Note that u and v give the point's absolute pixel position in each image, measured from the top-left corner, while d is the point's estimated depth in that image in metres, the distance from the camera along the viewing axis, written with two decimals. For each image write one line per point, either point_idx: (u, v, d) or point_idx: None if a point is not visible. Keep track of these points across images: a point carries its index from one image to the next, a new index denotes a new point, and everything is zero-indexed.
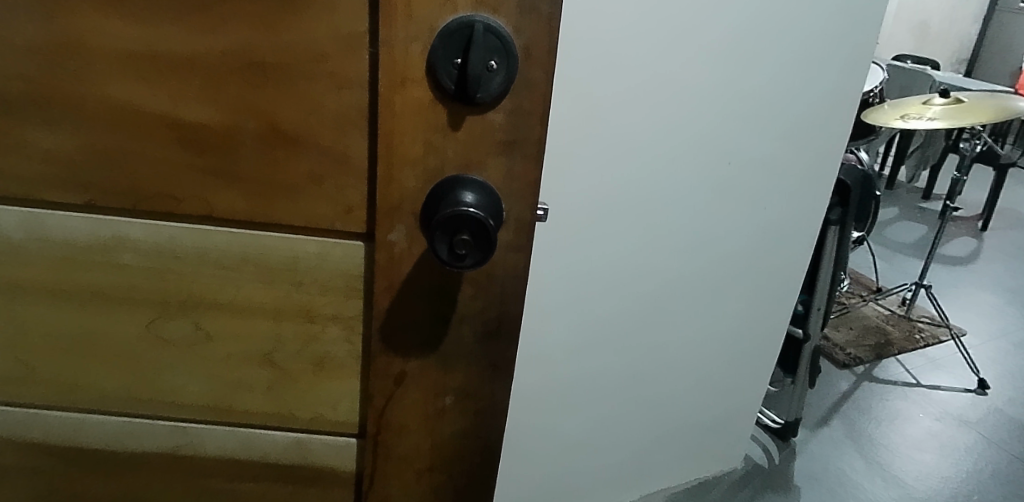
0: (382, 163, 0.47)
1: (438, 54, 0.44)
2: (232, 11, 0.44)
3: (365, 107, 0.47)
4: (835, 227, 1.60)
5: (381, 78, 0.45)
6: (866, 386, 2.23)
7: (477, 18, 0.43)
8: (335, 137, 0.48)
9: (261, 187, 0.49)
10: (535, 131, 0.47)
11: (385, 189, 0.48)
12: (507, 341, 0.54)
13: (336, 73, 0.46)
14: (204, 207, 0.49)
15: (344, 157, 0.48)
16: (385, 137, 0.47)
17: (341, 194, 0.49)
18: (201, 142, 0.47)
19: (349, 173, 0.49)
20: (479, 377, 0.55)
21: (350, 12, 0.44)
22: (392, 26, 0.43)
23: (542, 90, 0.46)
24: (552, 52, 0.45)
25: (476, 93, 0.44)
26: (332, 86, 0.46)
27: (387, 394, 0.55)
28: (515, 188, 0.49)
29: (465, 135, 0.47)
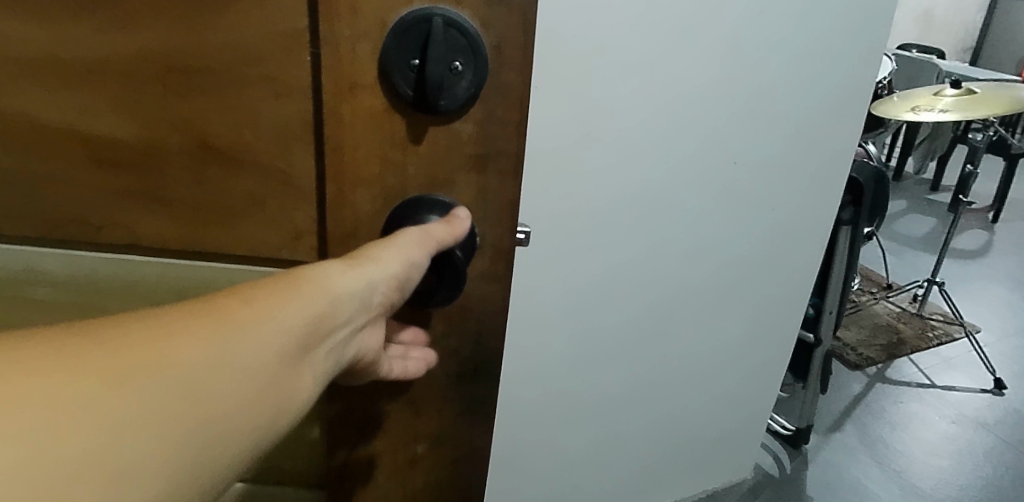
0: (332, 184, 0.40)
1: (391, 54, 0.37)
2: (147, 7, 0.37)
3: (310, 118, 0.40)
4: (847, 227, 1.52)
5: (325, 84, 0.38)
6: (879, 388, 2.15)
7: (436, 10, 0.36)
8: (275, 153, 0.41)
9: (195, 212, 0.42)
10: (511, 143, 0.40)
11: (337, 212, 0.41)
12: (486, 379, 0.47)
13: (273, 77, 0.39)
14: (128, 237, 0.42)
15: (288, 176, 0.41)
16: (333, 152, 0.40)
17: (286, 217, 0.42)
18: (119, 161, 0.40)
19: (294, 193, 0.42)
20: (456, 421, 0.48)
21: (285, 6, 0.37)
22: (334, 20, 0.36)
23: (518, 95, 0.39)
24: (528, 48, 0.38)
25: (438, 100, 0.38)
26: (270, 93, 0.39)
27: (351, 443, 0.48)
28: (489, 210, 0.42)
29: (429, 149, 0.40)
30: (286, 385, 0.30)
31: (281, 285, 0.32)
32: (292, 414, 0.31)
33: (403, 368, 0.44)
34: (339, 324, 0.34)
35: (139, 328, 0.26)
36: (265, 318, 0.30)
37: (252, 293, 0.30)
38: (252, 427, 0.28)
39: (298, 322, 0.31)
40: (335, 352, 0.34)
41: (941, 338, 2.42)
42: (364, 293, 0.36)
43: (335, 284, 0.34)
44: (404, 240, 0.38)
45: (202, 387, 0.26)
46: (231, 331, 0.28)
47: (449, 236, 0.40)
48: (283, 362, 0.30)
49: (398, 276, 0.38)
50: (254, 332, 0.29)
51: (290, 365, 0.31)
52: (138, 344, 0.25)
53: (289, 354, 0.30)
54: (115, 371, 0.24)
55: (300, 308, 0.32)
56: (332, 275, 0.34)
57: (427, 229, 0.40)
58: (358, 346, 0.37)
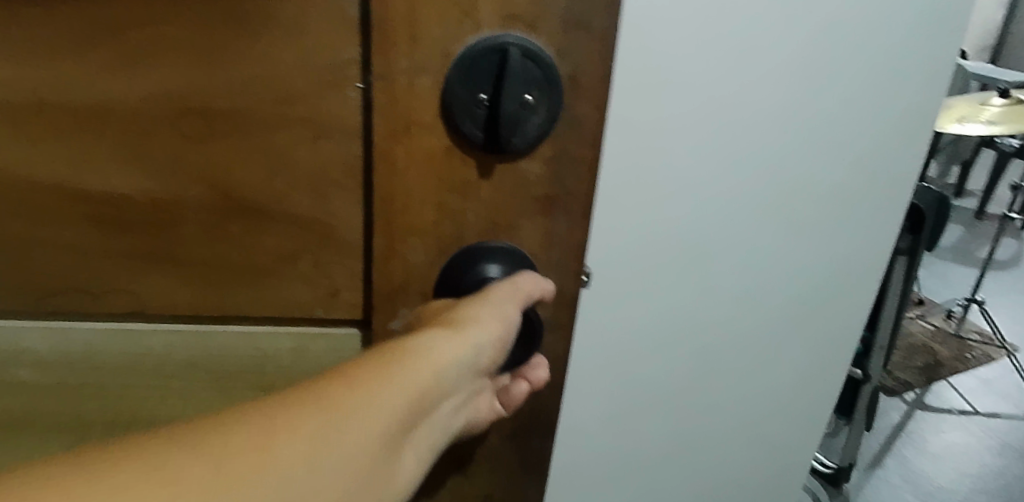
0: (380, 234, 0.35)
1: (455, 88, 0.32)
2: (154, 40, 0.31)
3: (354, 163, 0.34)
4: (904, 256, 1.45)
5: (376, 124, 0.32)
6: (919, 416, 2.04)
7: (510, 39, 0.31)
8: (311, 205, 0.35)
9: (218, 271, 0.36)
10: (584, 183, 0.35)
11: (384, 266, 0.36)
12: (543, 437, 0.42)
13: (308, 116, 0.33)
14: (138, 300, 0.37)
15: (326, 227, 0.35)
16: (380, 199, 0.34)
17: (323, 273, 0.36)
18: (123, 221, 0.35)
19: (333, 246, 0.36)
20: (510, 484, 0.43)
21: (325, 37, 0.31)
22: (389, 52, 0.31)
23: (594, 129, 0.33)
24: (608, 79, 0.33)
25: (509, 140, 0.32)
26: (305, 135, 0.33)
27: None
28: (557, 256, 0.37)
29: (490, 193, 0.34)
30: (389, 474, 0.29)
31: (369, 372, 0.29)
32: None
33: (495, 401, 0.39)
34: (428, 405, 0.32)
35: (238, 436, 0.24)
36: (367, 410, 0.28)
37: (355, 375, 0.29)
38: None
39: (388, 418, 0.29)
40: (424, 434, 0.32)
41: (979, 359, 2.31)
42: (455, 365, 0.33)
43: (425, 363, 0.31)
44: (493, 298, 0.34)
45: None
46: (319, 443, 0.26)
47: (537, 290, 0.35)
48: (374, 468, 0.28)
49: (493, 338, 0.34)
50: (343, 437, 0.27)
51: (389, 456, 0.29)
52: (242, 454, 0.24)
53: (389, 446, 0.29)
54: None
55: (391, 398, 0.29)
56: (422, 351, 0.32)
57: (519, 279, 0.35)
58: (450, 419, 0.34)
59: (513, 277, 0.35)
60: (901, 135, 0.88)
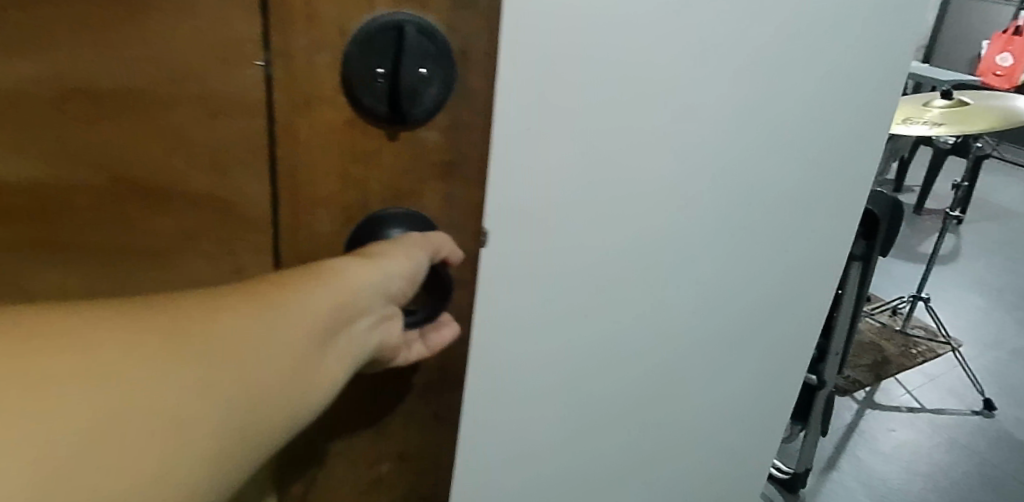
0: (286, 206, 0.37)
1: (354, 63, 0.35)
2: (43, 24, 0.31)
3: (260, 139, 0.36)
4: (858, 262, 1.54)
5: (278, 98, 0.34)
6: (870, 415, 2.09)
7: (404, 18, 0.35)
8: (211, 183, 0.36)
9: (114, 256, 0.36)
10: (477, 149, 0.39)
11: (290, 238, 0.38)
12: (452, 388, 0.46)
13: (205, 94, 0.34)
14: (21, 292, 0.36)
15: (228, 204, 0.37)
16: (286, 172, 0.36)
17: (227, 250, 0.38)
18: (12, 205, 0.34)
19: (235, 222, 0.37)
20: (424, 434, 0.46)
21: (223, 17, 0.33)
22: (287, 31, 0.33)
23: (484, 99, 0.38)
24: (494, 51, 0.37)
25: (409, 109, 0.36)
26: (202, 112, 0.35)
27: (310, 480, 0.45)
28: (456, 218, 0.40)
29: (392, 161, 0.38)
30: (315, 365, 0.35)
31: (292, 280, 0.35)
32: (307, 404, 0.34)
33: (419, 345, 0.42)
34: (349, 318, 0.37)
35: (190, 305, 0.30)
36: (294, 304, 0.34)
37: (283, 279, 0.35)
38: (269, 418, 0.32)
39: (307, 319, 0.34)
40: (347, 345, 0.37)
41: (925, 355, 2.35)
42: (376, 291, 0.37)
43: (345, 282, 0.36)
44: (407, 239, 0.38)
45: (221, 381, 0.30)
46: (243, 328, 0.31)
47: (442, 245, 0.40)
48: (302, 353, 0.34)
49: (410, 275, 0.39)
50: (265, 326, 0.32)
51: (315, 349, 0.35)
52: (192, 317, 0.30)
53: (314, 338, 0.34)
54: (147, 368, 0.27)
55: (310, 303, 0.34)
56: (344, 271, 0.36)
57: (429, 235, 0.39)
58: (372, 340, 0.39)
59: (425, 233, 0.39)
60: (839, 138, 0.89)
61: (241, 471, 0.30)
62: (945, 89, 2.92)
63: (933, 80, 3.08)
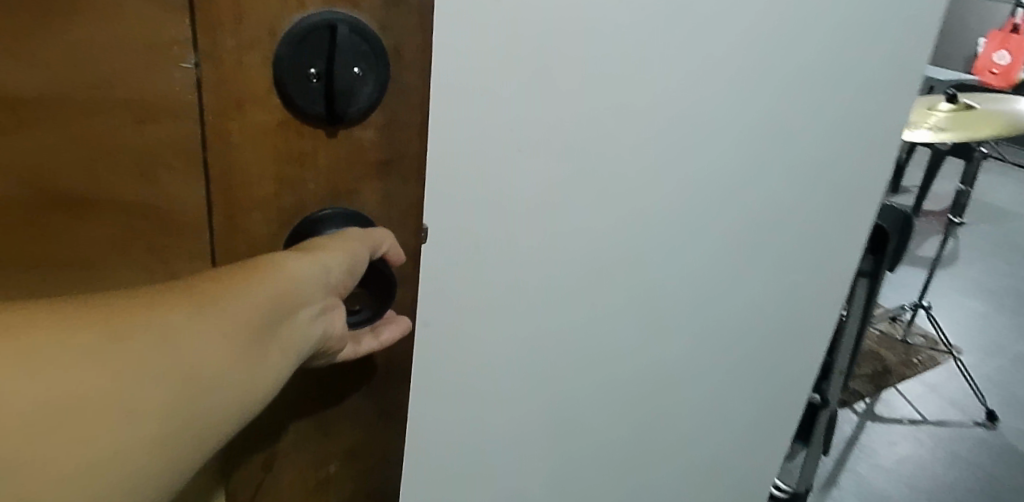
0: (221, 211, 0.37)
1: (285, 64, 0.34)
2: None
3: (192, 144, 0.35)
4: (866, 278, 1.47)
5: (208, 102, 0.34)
6: (870, 428, 2.04)
7: (336, 16, 0.34)
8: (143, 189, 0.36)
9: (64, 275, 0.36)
10: (414, 145, 0.39)
11: (227, 242, 0.38)
12: (398, 384, 0.46)
13: (132, 99, 0.34)
14: None
15: (161, 211, 0.36)
16: (219, 177, 0.36)
17: (162, 257, 0.37)
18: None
19: (169, 228, 0.37)
20: (370, 431, 0.47)
21: (145, 21, 0.32)
22: (214, 30, 0.33)
23: (419, 96, 0.38)
24: (428, 49, 0.37)
25: (345, 109, 0.36)
26: (130, 118, 0.34)
27: (256, 484, 0.45)
28: (396, 214, 0.41)
29: (329, 161, 0.38)
30: (259, 359, 0.34)
31: (231, 276, 0.34)
32: (256, 394, 0.34)
33: (369, 338, 0.42)
34: (297, 309, 0.36)
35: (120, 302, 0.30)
36: (233, 299, 0.33)
37: (224, 274, 0.34)
38: (213, 407, 0.32)
39: (253, 311, 0.34)
40: (297, 338, 0.37)
41: (926, 364, 2.32)
42: (321, 284, 0.37)
43: (291, 275, 0.36)
44: (351, 234, 0.38)
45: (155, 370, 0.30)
46: (184, 319, 0.31)
47: (381, 239, 0.40)
48: (244, 347, 0.33)
49: (355, 268, 0.38)
50: (207, 319, 0.32)
51: (259, 343, 0.34)
52: (121, 313, 0.30)
53: (257, 332, 0.34)
54: (73, 356, 0.27)
55: (256, 294, 0.34)
56: (291, 263, 0.36)
57: (369, 233, 0.39)
58: (321, 332, 0.38)
59: (369, 229, 0.39)
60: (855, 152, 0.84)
61: (179, 459, 0.31)
62: (945, 91, 2.89)
63: (934, 81, 3.04)
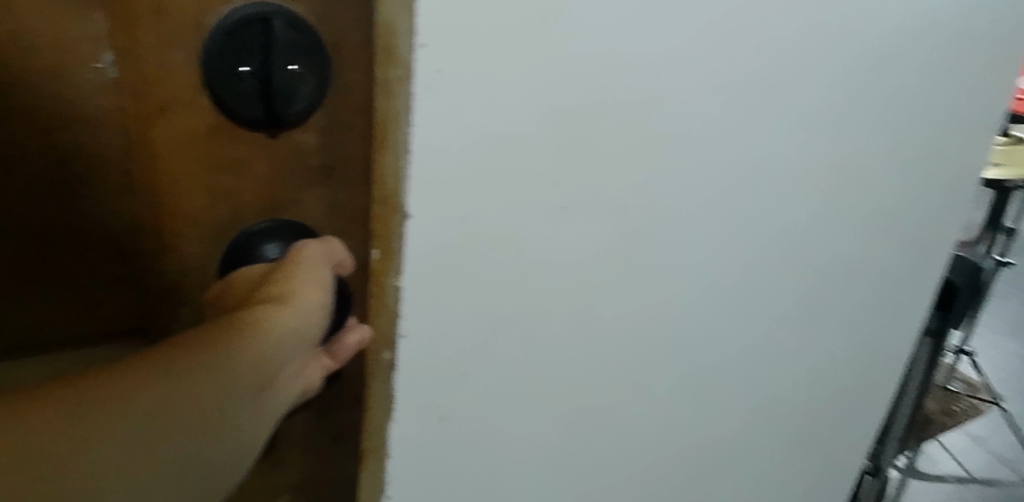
0: (149, 227, 0.35)
1: (214, 63, 0.32)
2: None
3: (114, 155, 0.33)
4: (931, 338, 1.20)
5: (128, 106, 0.32)
6: (913, 487, 1.91)
7: (271, 10, 0.32)
8: (59, 210, 0.33)
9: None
10: (358, 149, 0.36)
11: (156, 261, 0.36)
12: (349, 411, 0.42)
13: (45, 109, 0.31)
14: None
15: (80, 235, 0.34)
16: (144, 190, 0.34)
17: (83, 285, 0.35)
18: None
19: (90, 252, 0.35)
20: (321, 461, 0.43)
21: (53, 18, 0.30)
22: (136, 26, 0.30)
23: (361, 95, 0.35)
24: (370, 48, 0.34)
25: (285, 109, 0.33)
26: (41, 127, 0.31)
27: None
28: (342, 225, 0.38)
29: (266, 168, 0.35)
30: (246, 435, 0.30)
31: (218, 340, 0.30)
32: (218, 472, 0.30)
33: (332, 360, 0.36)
34: (278, 371, 0.32)
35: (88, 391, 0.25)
36: (220, 369, 0.29)
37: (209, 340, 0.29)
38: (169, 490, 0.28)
39: (232, 384, 0.29)
40: (269, 405, 0.32)
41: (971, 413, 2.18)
42: (296, 338, 0.33)
43: (268, 332, 0.31)
44: (316, 261, 0.35)
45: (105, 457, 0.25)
46: (150, 396, 0.27)
47: (340, 255, 0.37)
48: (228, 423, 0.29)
49: (324, 307, 0.34)
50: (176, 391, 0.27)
51: (245, 418, 0.30)
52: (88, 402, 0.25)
53: (242, 405, 0.30)
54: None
55: (234, 361, 0.29)
56: (269, 319, 0.31)
57: (327, 243, 0.36)
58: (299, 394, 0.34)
59: (325, 240, 0.36)
60: None
61: None
62: None
63: None
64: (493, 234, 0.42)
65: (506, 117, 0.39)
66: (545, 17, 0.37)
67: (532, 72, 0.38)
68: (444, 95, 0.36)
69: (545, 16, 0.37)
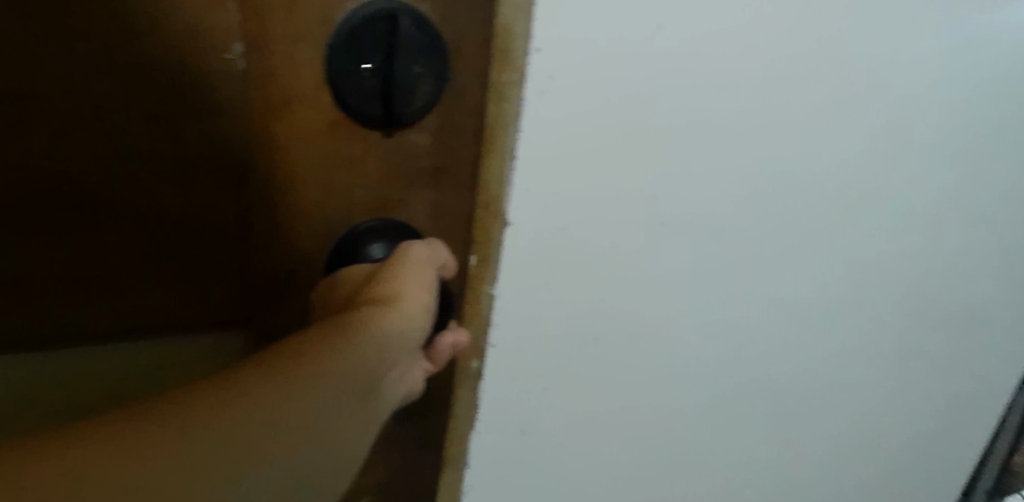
0: (263, 219, 0.36)
1: (338, 60, 0.32)
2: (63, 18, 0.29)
3: (238, 145, 0.34)
4: None
5: (254, 98, 0.33)
6: None
7: (399, 9, 0.32)
8: (180, 195, 0.35)
9: (125, 281, 0.36)
10: (469, 153, 0.36)
11: (267, 252, 0.36)
12: (436, 412, 0.43)
13: (180, 95, 0.33)
14: (46, 302, 0.34)
15: (196, 221, 0.36)
16: (262, 180, 0.35)
17: (195, 270, 0.37)
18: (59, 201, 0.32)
19: (208, 235, 0.36)
20: (405, 459, 0.43)
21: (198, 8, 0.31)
22: (264, 20, 0.31)
23: (477, 97, 0.35)
24: (488, 48, 0.34)
25: (403, 109, 0.33)
26: (174, 110, 0.33)
27: None
28: (445, 228, 0.38)
29: (377, 167, 0.35)
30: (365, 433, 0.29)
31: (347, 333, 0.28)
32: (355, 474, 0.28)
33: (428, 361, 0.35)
34: (393, 366, 0.31)
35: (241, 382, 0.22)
36: (356, 360, 0.27)
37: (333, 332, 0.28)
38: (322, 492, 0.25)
39: (363, 376, 0.28)
40: (382, 405, 0.31)
41: None
42: (409, 335, 0.32)
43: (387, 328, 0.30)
44: (421, 262, 0.34)
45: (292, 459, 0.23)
46: (317, 394, 0.25)
47: (445, 260, 0.36)
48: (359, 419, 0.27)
49: (429, 309, 0.34)
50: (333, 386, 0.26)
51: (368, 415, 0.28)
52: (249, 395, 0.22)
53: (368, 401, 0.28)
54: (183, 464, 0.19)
55: (366, 354, 0.28)
56: (387, 314, 0.31)
57: (434, 245, 0.36)
58: (403, 393, 0.33)
59: (431, 242, 0.36)
60: None
61: None
62: None
63: None
64: (586, 231, 0.43)
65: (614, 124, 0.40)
66: (663, 25, 0.37)
67: (643, 79, 0.39)
68: (555, 100, 0.38)
69: (663, 24, 0.37)
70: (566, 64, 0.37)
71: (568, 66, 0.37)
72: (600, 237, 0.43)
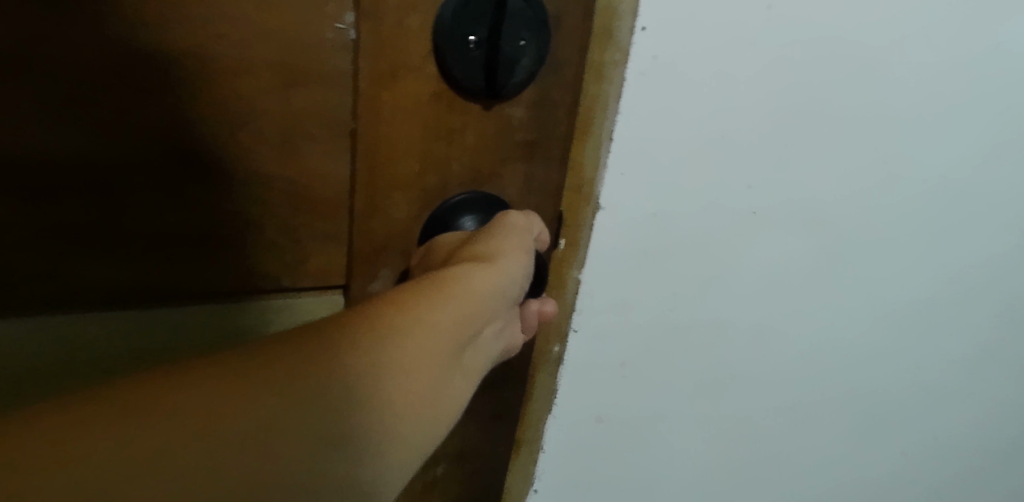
0: (364, 192, 0.36)
1: (448, 31, 0.33)
2: None
3: (345, 115, 0.34)
4: None
5: (363, 67, 0.33)
6: None
7: None
8: (290, 164, 0.34)
9: (237, 250, 0.35)
10: (561, 127, 0.37)
11: (363, 224, 0.37)
12: (513, 385, 0.43)
13: (292, 62, 0.32)
14: (168, 271, 0.35)
15: (307, 190, 0.35)
16: (367, 150, 0.35)
17: (297, 239, 0.36)
18: (184, 167, 0.32)
19: (319, 206, 0.36)
20: (482, 433, 0.44)
21: None
22: None
23: (573, 72, 0.36)
24: (588, 22, 0.35)
25: (505, 82, 0.34)
26: (286, 80, 0.32)
27: None
28: (532, 201, 0.39)
29: (474, 139, 0.36)
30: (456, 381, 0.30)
31: (420, 293, 0.29)
32: (449, 426, 0.30)
33: (518, 326, 0.36)
34: (481, 323, 0.32)
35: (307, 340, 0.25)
36: (429, 316, 0.29)
37: (411, 293, 0.29)
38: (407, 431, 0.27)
39: (442, 330, 0.29)
40: (475, 358, 0.32)
41: None
42: (498, 295, 0.33)
43: (473, 291, 0.31)
44: (518, 228, 0.35)
45: (355, 434, 0.25)
46: (377, 347, 0.26)
47: (540, 230, 0.37)
48: (442, 369, 0.29)
49: (520, 270, 0.35)
50: (406, 350, 0.27)
51: (455, 365, 0.30)
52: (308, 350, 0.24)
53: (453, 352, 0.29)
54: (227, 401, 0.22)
55: (440, 310, 0.29)
56: (468, 273, 0.32)
57: (532, 219, 0.37)
58: (499, 346, 0.34)
59: (527, 214, 0.36)
60: None
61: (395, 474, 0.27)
62: None
63: None
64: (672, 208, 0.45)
65: (711, 105, 0.42)
66: (770, 6, 0.39)
67: (743, 60, 0.41)
68: (657, 80, 0.40)
69: (772, 4, 0.39)
70: (671, 45, 0.39)
71: (667, 45, 0.39)
72: (684, 220, 0.45)
